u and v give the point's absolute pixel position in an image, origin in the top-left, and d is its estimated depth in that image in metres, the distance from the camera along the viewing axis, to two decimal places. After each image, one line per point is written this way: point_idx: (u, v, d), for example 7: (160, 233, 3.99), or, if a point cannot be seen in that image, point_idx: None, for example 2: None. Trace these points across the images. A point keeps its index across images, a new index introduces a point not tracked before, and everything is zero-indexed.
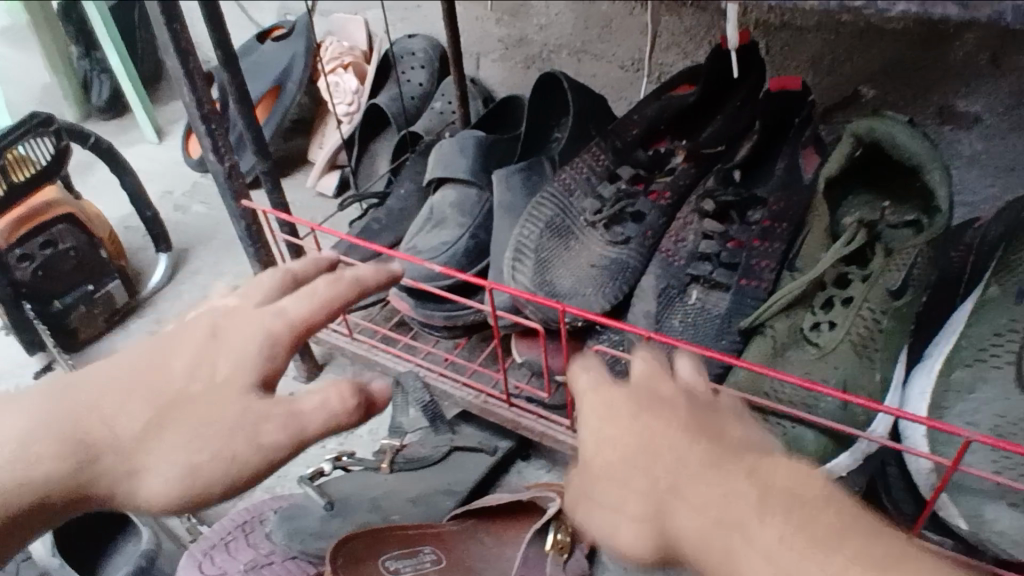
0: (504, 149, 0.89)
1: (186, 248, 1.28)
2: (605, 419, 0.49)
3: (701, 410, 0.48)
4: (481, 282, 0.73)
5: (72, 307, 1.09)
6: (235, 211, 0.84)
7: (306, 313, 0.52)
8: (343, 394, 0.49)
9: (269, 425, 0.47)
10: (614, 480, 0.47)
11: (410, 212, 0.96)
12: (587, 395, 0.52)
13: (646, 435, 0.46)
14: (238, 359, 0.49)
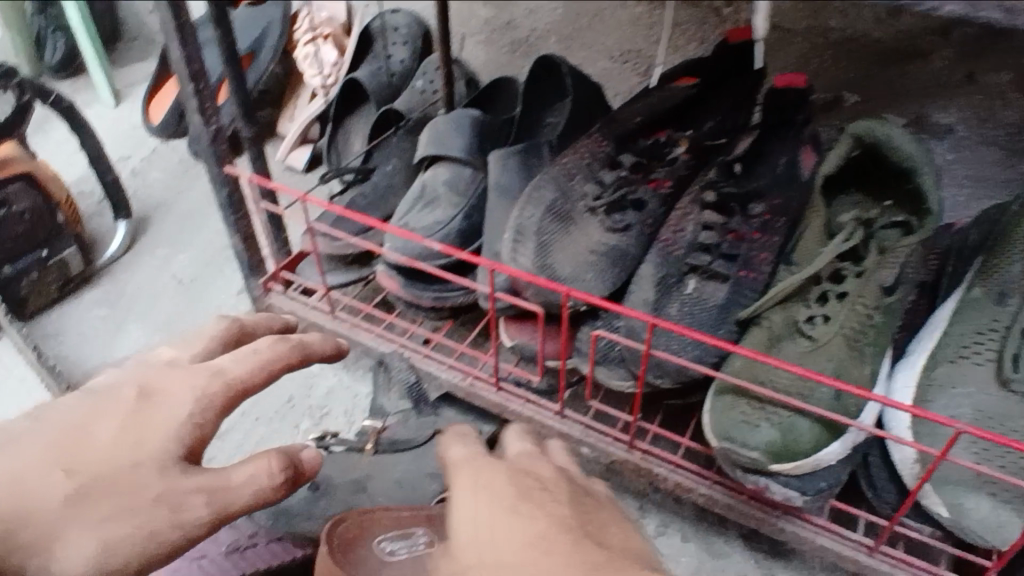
0: (499, 131, 0.87)
1: (146, 216, 1.22)
2: (484, 506, 0.49)
3: (577, 498, 0.51)
4: (478, 260, 0.71)
5: (23, 273, 1.02)
6: (218, 178, 0.81)
7: (241, 376, 0.50)
8: (275, 466, 0.48)
9: (192, 503, 0.44)
10: (483, 559, 0.45)
11: (395, 190, 0.93)
12: (469, 480, 0.53)
13: (523, 522, 0.46)
14: (166, 428, 0.46)
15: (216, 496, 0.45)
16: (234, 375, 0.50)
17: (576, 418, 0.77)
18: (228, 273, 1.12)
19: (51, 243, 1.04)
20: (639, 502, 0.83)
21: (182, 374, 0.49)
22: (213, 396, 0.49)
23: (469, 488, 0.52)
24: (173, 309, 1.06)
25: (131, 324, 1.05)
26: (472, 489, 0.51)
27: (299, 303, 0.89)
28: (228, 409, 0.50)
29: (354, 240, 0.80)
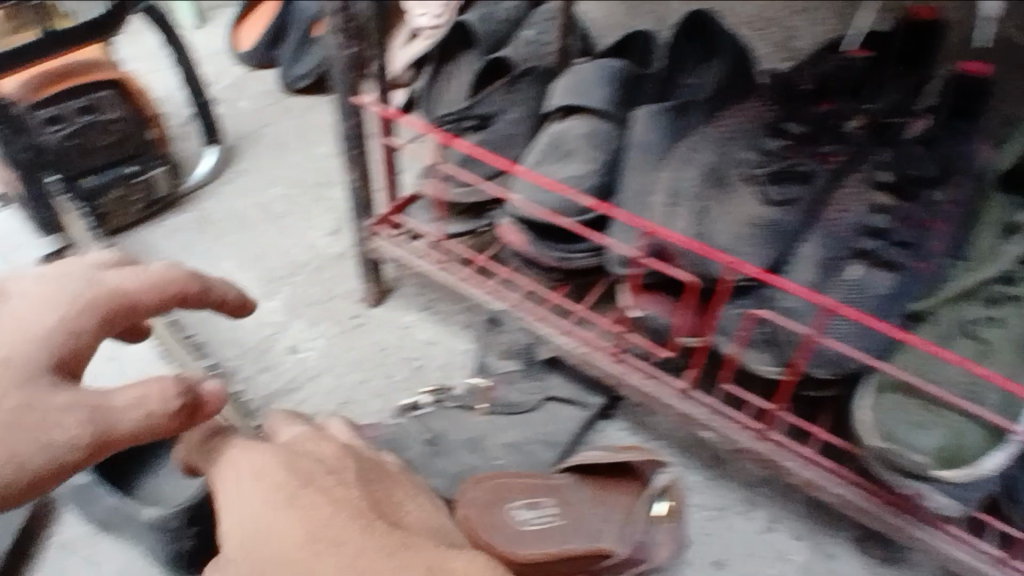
0: (642, 87, 0.82)
1: (234, 145, 1.18)
2: (253, 497, 0.50)
3: (367, 481, 0.56)
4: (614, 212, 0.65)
5: (107, 188, 0.96)
6: (344, 106, 0.75)
7: (150, 300, 0.58)
8: (166, 395, 0.53)
9: (61, 419, 0.50)
10: (252, 544, 0.49)
11: (515, 140, 0.88)
12: (250, 458, 0.53)
13: (312, 505, 0.50)
14: (61, 346, 0.52)
15: (96, 419, 0.51)
16: (112, 295, 0.56)
17: (704, 398, 0.71)
18: (318, 212, 1.07)
19: (141, 160, 0.98)
20: (748, 493, 0.77)
21: (67, 293, 0.54)
22: (86, 318, 0.54)
23: (248, 470, 0.52)
24: (263, 241, 1.02)
25: (219, 253, 1.01)
26: (254, 470, 0.52)
27: (406, 251, 0.85)
28: (121, 324, 0.56)
29: (482, 184, 0.75)
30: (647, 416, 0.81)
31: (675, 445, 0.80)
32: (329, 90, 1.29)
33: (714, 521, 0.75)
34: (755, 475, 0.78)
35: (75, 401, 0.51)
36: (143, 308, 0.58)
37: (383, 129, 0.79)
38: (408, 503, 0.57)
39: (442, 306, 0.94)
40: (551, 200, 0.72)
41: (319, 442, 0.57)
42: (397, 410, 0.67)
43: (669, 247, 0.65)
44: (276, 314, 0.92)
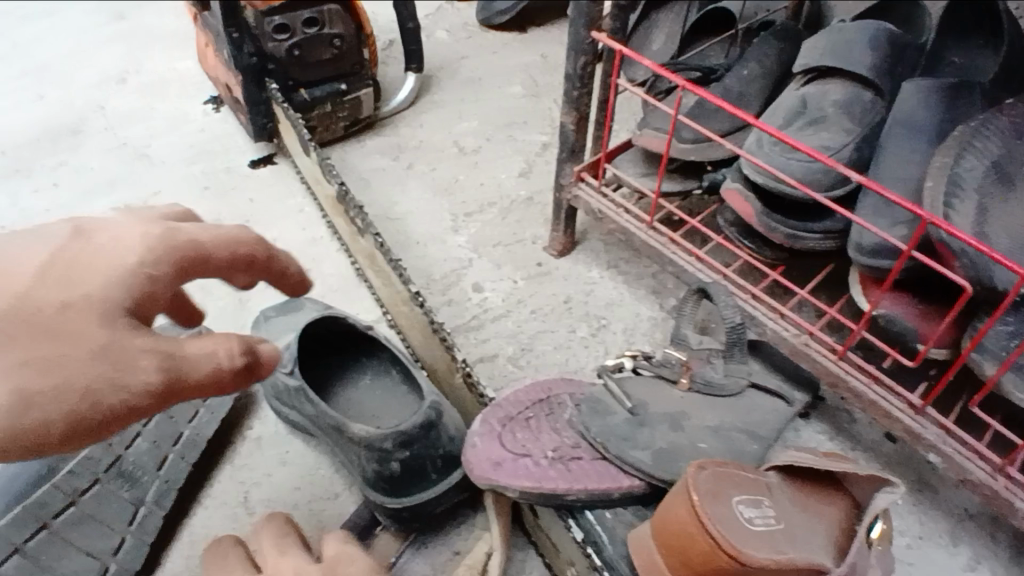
0: (912, 57, 0.71)
1: (431, 75, 1.16)
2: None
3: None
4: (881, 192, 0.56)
5: (319, 102, 0.98)
6: (578, 44, 0.71)
7: (220, 256, 0.52)
8: (233, 348, 0.48)
9: (137, 361, 0.44)
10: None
11: (747, 100, 0.79)
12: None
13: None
14: (141, 285, 0.46)
15: (162, 358, 0.45)
16: (187, 246, 0.49)
17: (936, 418, 0.62)
18: (507, 153, 1.05)
19: (351, 79, 0.99)
20: (953, 526, 0.68)
21: (140, 235, 0.48)
22: (165, 268, 0.48)
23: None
24: (454, 175, 1.01)
25: (411, 181, 1.00)
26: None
27: (612, 206, 0.78)
28: (188, 275, 0.50)
29: (716, 142, 0.67)
30: (849, 424, 0.74)
31: (876, 459, 0.72)
32: (526, 31, 1.25)
33: (916, 552, 0.67)
34: (966, 509, 0.69)
35: (159, 341, 0.46)
36: (214, 267, 0.52)
37: (614, 70, 0.73)
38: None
39: (629, 268, 0.89)
40: (799, 167, 0.64)
41: (292, 557, 0.58)
42: (599, 371, 0.66)
43: (940, 244, 0.56)
44: (463, 249, 0.92)
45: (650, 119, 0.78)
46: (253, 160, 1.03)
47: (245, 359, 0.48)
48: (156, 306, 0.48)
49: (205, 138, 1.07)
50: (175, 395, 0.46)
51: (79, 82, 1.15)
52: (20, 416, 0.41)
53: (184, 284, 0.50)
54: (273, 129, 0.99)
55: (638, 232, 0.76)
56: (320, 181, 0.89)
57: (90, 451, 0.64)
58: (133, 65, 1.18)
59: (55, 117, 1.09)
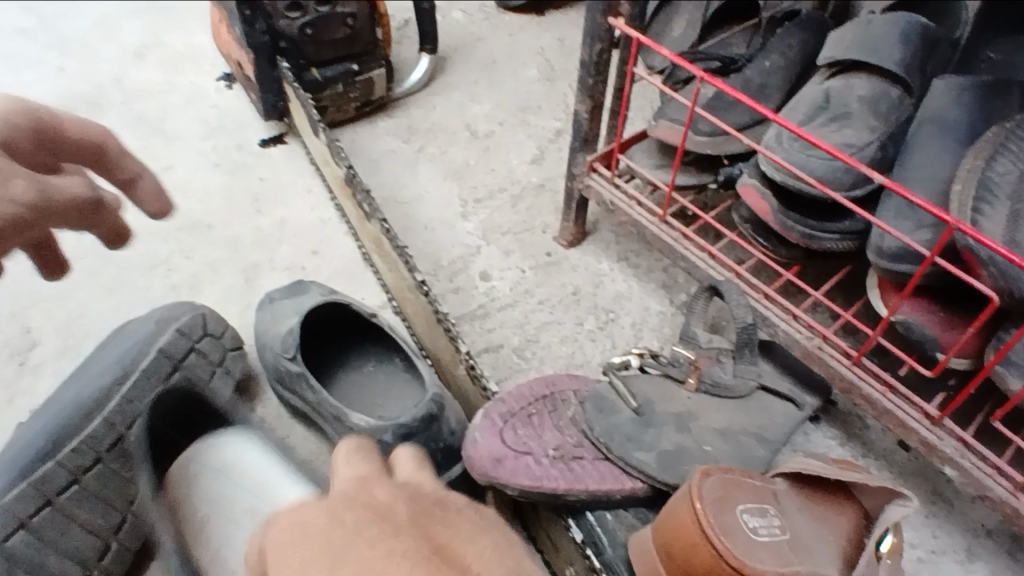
0: (944, 52, 0.68)
1: (445, 56, 1.14)
2: (289, 560, 0.34)
3: (425, 515, 0.37)
4: (908, 195, 0.54)
5: (329, 82, 0.96)
6: (595, 31, 0.68)
7: (80, 135, 0.55)
8: (86, 185, 0.53)
9: (17, 177, 0.47)
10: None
11: (768, 93, 0.76)
12: (279, 526, 0.37)
13: (338, 533, 0.34)
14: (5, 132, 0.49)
15: (36, 185, 0.48)
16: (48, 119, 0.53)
17: (956, 431, 0.60)
18: (519, 138, 1.03)
19: (362, 59, 0.97)
20: (968, 541, 0.67)
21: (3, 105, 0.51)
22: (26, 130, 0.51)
23: (288, 526, 0.36)
24: (466, 160, 0.99)
25: (421, 165, 0.99)
26: (288, 533, 0.36)
27: (624, 197, 0.77)
28: (40, 147, 0.52)
29: (734, 135, 0.65)
30: (860, 430, 0.73)
31: (889, 468, 0.71)
32: (544, 13, 1.23)
33: (926, 565, 0.66)
34: (980, 523, 0.68)
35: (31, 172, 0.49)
36: (74, 147, 0.54)
37: (631, 57, 0.70)
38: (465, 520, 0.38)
39: (639, 260, 0.88)
40: (819, 165, 0.62)
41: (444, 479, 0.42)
42: (605, 367, 0.65)
43: (966, 251, 0.54)
44: (472, 236, 0.90)
45: (666, 109, 0.75)
46: (263, 139, 1.02)
47: (95, 195, 0.54)
48: (16, 161, 0.50)
49: (218, 114, 1.06)
50: (46, 218, 0.49)
51: (95, 55, 1.13)
52: None
53: (45, 151, 0.53)
54: (284, 108, 0.97)
55: (650, 225, 0.75)
56: (328, 163, 0.88)
57: (94, 428, 0.61)
58: (146, 38, 1.16)
59: (70, 90, 1.08)
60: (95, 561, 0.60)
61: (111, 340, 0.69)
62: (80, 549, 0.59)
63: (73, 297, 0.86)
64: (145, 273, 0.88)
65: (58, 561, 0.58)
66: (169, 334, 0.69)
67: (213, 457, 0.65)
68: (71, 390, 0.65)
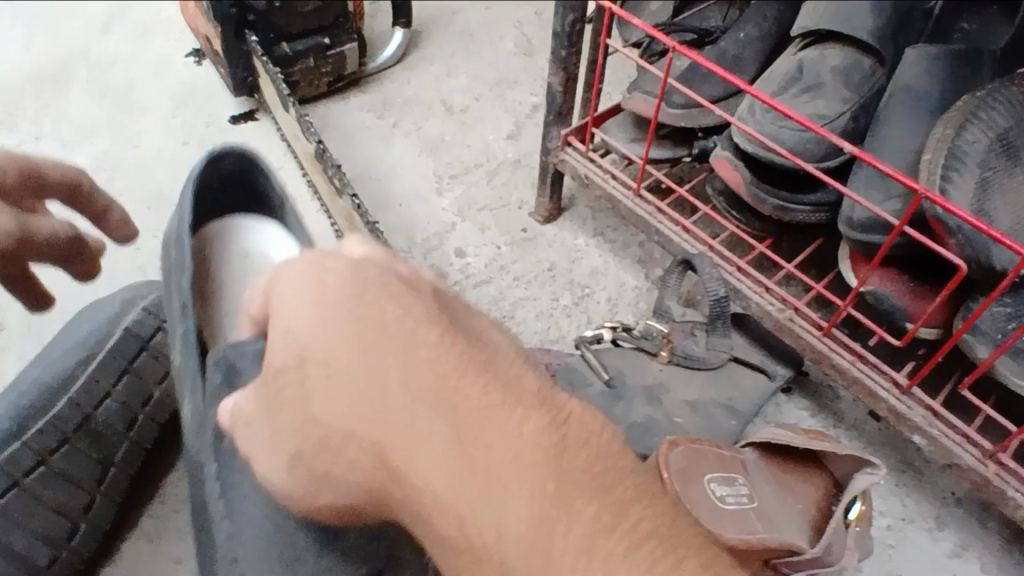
0: (917, 22, 0.68)
1: (421, 30, 1.12)
2: (300, 300, 0.32)
3: (449, 303, 0.34)
4: (877, 163, 0.54)
5: (300, 56, 0.94)
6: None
7: (58, 174, 0.58)
8: (67, 227, 0.58)
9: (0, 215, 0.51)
10: (351, 388, 0.30)
11: (742, 65, 0.76)
12: (288, 269, 0.34)
13: (357, 288, 0.32)
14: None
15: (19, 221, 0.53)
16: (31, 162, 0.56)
17: (923, 399, 0.61)
18: (496, 113, 1.01)
19: (333, 32, 0.95)
20: (937, 510, 0.68)
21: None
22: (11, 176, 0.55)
23: (304, 268, 0.34)
24: (441, 135, 0.98)
25: (396, 140, 0.97)
26: (302, 277, 0.33)
27: (598, 170, 0.76)
28: (26, 192, 0.56)
29: (707, 107, 0.64)
30: (832, 401, 0.74)
31: (859, 439, 0.72)
32: None
33: (894, 533, 0.67)
34: (949, 492, 0.69)
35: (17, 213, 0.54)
36: (54, 186, 0.58)
37: (604, 28, 0.69)
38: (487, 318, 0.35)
39: (615, 235, 0.87)
40: (790, 137, 0.61)
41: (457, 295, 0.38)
42: (577, 342, 0.65)
43: (934, 219, 0.54)
44: (447, 212, 0.90)
45: (640, 81, 0.74)
46: (233, 115, 1.00)
47: (74, 228, 0.59)
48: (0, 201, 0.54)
49: (186, 89, 1.04)
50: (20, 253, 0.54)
51: (60, 28, 1.10)
52: None
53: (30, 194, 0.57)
54: (254, 83, 0.95)
55: (623, 199, 0.74)
56: (299, 139, 0.86)
57: (59, 409, 0.61)
58: (113, 13, 1.14)
59: (35, 65, 1.05)
60: (64, 542, 0.60)
61: (76, 320, 0.68)
62: (48, 531, 0.58)
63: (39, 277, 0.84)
64: (112, 253, 0.87)
65: (24, 541, 0.57)
66: (136, 313, 0.67)
67: (244, 241, 0.62)
68: (37, 370, 0.64)
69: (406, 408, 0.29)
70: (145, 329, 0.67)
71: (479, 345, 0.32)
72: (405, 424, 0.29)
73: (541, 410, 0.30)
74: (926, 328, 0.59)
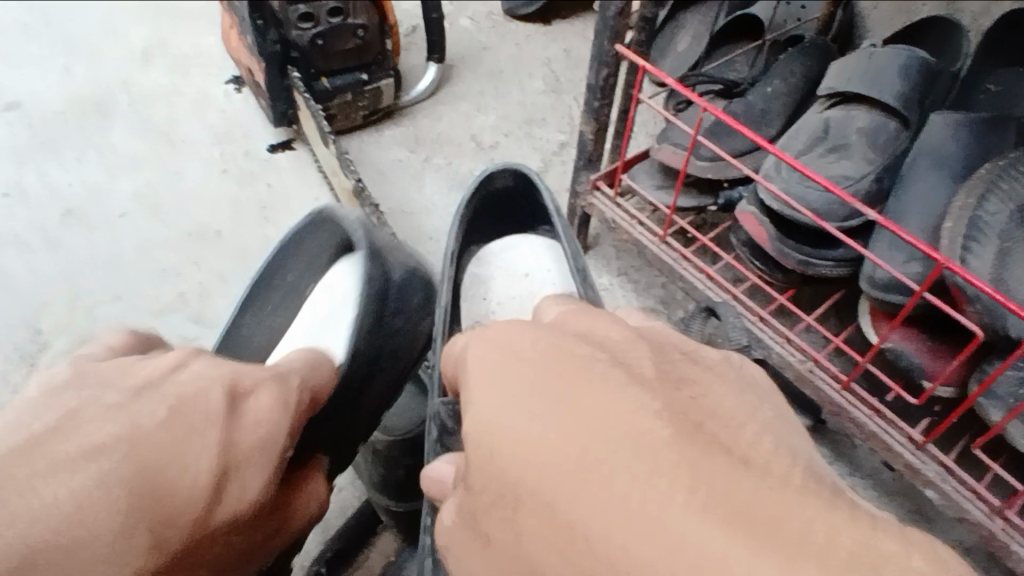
0: (941, 86, 0.69)
1: (452, 65, 1.16)
2: (493, 393, 0.31)
3: (675, 383, 0.30)
4: (899, 233, 0.56)
5: (338, 92, 0.97)
6: (602, 56, 0.70)
7: (279, 451, 0.43)
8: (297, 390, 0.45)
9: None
10: (540, 501, 0.27)
11: (769, 118, 0.77)
12: (478, 347, 0.34)
13: (536, 380, 0.30)
14: (167, 530, 0.36)
15: None
16: (224, 446, 0.39)
17: (938, 455, 0.63)
18: (524, 150, 1.04)
19: (372, 69, 0.98)
20: (948, 558, 0.70)
21: (116, 435, 0.36)
22: (179, 508, 0.36)
23: (497, 351, 0.33)
24: (473, 169, 1.01)
25: (428, 175, 1.01)
26: (492, 358, 0.32)
27: (626, 216, 0.79)
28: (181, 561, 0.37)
29: (734, 165, 0.67)
30: (849, 448, 0.75)
31: (874, 487, 0.73)
32: (550, 23, 1.24)
33: None
34: (960, 541, 0.71)
35: (202, 560, 0.39)
36: (242, 496, 0.40)
37: (636, 83, 0.72)
38: (736, 397, 0.30)
39: (640, 276, 0.90)
40: (815, 198, 0.64)
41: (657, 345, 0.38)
42: None
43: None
44: None
45: (668, 134, 0.78)
46: (271, 145, 1.04)
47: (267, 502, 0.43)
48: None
49: (225, 120, 1.08)
50: None
51: (103, 57, 1.15)
52: None
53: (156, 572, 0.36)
54: (292, 116, 0.99)
55: (649, 245, 0.77)
56: (337, 174, 0.90)
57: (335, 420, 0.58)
58: (157, 43, 1.18)
59: (81, 92, 1.10)
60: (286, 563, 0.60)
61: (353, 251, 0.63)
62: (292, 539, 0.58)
63: (83, 304, 0.88)
64: (154, 281, 0.90)
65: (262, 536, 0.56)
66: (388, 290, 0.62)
67: (503, 261, 0.70)
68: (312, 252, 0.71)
69: (599, 546, 0.25)
70: (399, 304, 0.60)
71: (719, 445, 0.27)
72: (625, 545, 0.25)
73: (822, 546, 0.23)
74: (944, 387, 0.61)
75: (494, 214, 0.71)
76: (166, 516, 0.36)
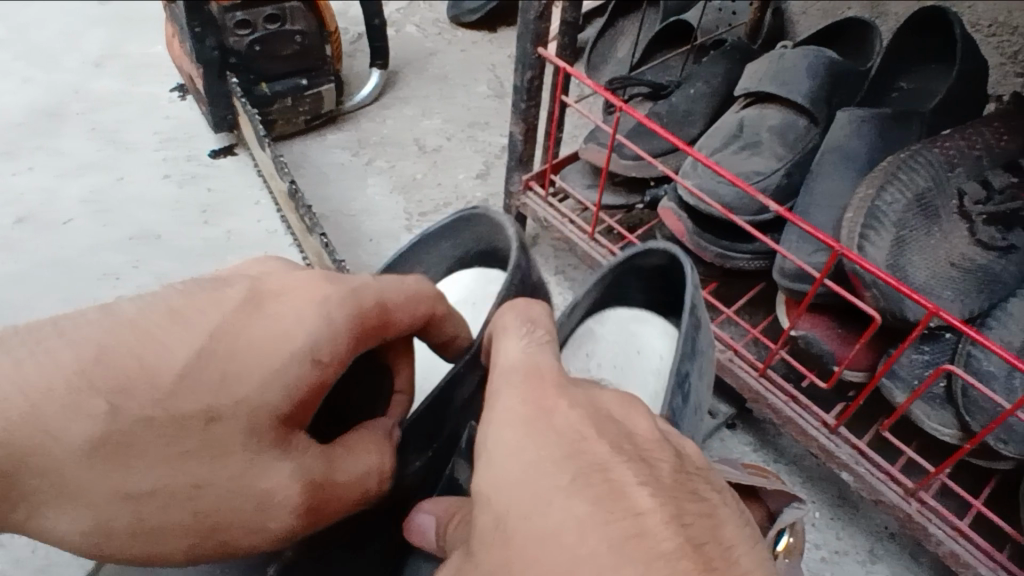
0: (852, 83, 0.72)
1: (398, 70, 1.17)
2: (511, 436, 0.34)
3: None
4: (797, 222, 0.58)
5: (279, 96, 0.98)
6: (527, 58, 0.72)
7: (297, 353, 0.38)
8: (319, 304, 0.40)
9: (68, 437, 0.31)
10: (510, 555, 0.30)
11: (692, 119, 0.81)
12: (513, 392, 0.37)
13: (552, 439, 0.33)
14: (133, 391, 0.33)
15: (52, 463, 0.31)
16: (217, 323, 0.36)
17: (850, 438, 0.65)
18: (467, 153, 1.06)
19: (313, 74, 0.99)
20: (871, 543, 0.72)
21: (130, 317, 0.34)
22: (153, 369, 0.33)
23: (530, 402, 0.36)
24: (416, 172, 1.03)
25: (370, 178, 1.02)
26: (526, 405, 0.35)
27: (556, 214, 0.80)
28: (146, 435, 0.33)
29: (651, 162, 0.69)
30: (773, 436, 0.78)
31: (797, 473, 0.76)
32: (496, 30, 1.27)
33: (827, 565, 0.70)
34: (883, 526, 0.73)
35: (181, 447, 0.34)
36: (224, 387, 0.35)
37: (560, 85, 0.74)
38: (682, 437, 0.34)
39: (576, 273, 0.91)
40: (727, 193, 0.67)
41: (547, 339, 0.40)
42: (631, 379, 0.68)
43: (960, 319, 0.57)
44: None
45: (595, 134, 0.80)
46: (214, 150, 1.04)
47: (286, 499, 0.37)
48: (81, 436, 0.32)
49: (172, 125, 1.08)
50: (104, 472, 0.32)
51: (54, 66, 1.15)
52: (156, 517, 0.34)
53: (122, 434, 0.32)
54: (233, 120, 0.99)
55: (580, 242, 0.78)
56: (274, 176, 0.90)
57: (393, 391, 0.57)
58: (108, 50, 1.18)
59: (31, 100, 1.10)
60: None
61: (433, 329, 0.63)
62: None
63: (28, 307, 0.87)
64: (96, 283, 0.89)
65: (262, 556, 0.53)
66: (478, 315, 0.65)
67: (632, 333, 0.64)
68: (461, 221, 0.63)
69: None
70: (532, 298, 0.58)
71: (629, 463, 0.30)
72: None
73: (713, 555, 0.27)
74: (856, 371, 0.63)
75: (645, 287, 0.63)
76: (142, 369, 0.33)
